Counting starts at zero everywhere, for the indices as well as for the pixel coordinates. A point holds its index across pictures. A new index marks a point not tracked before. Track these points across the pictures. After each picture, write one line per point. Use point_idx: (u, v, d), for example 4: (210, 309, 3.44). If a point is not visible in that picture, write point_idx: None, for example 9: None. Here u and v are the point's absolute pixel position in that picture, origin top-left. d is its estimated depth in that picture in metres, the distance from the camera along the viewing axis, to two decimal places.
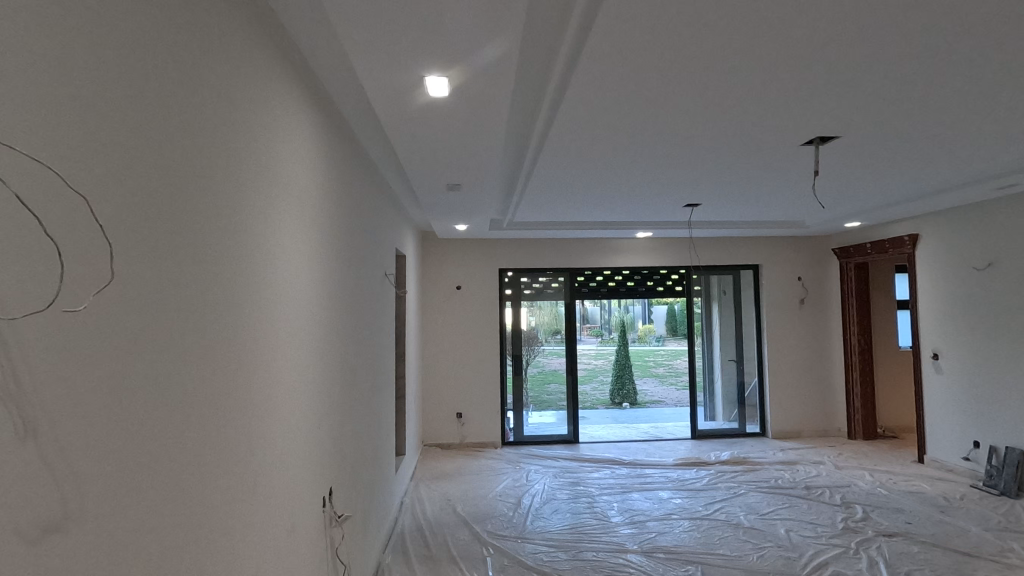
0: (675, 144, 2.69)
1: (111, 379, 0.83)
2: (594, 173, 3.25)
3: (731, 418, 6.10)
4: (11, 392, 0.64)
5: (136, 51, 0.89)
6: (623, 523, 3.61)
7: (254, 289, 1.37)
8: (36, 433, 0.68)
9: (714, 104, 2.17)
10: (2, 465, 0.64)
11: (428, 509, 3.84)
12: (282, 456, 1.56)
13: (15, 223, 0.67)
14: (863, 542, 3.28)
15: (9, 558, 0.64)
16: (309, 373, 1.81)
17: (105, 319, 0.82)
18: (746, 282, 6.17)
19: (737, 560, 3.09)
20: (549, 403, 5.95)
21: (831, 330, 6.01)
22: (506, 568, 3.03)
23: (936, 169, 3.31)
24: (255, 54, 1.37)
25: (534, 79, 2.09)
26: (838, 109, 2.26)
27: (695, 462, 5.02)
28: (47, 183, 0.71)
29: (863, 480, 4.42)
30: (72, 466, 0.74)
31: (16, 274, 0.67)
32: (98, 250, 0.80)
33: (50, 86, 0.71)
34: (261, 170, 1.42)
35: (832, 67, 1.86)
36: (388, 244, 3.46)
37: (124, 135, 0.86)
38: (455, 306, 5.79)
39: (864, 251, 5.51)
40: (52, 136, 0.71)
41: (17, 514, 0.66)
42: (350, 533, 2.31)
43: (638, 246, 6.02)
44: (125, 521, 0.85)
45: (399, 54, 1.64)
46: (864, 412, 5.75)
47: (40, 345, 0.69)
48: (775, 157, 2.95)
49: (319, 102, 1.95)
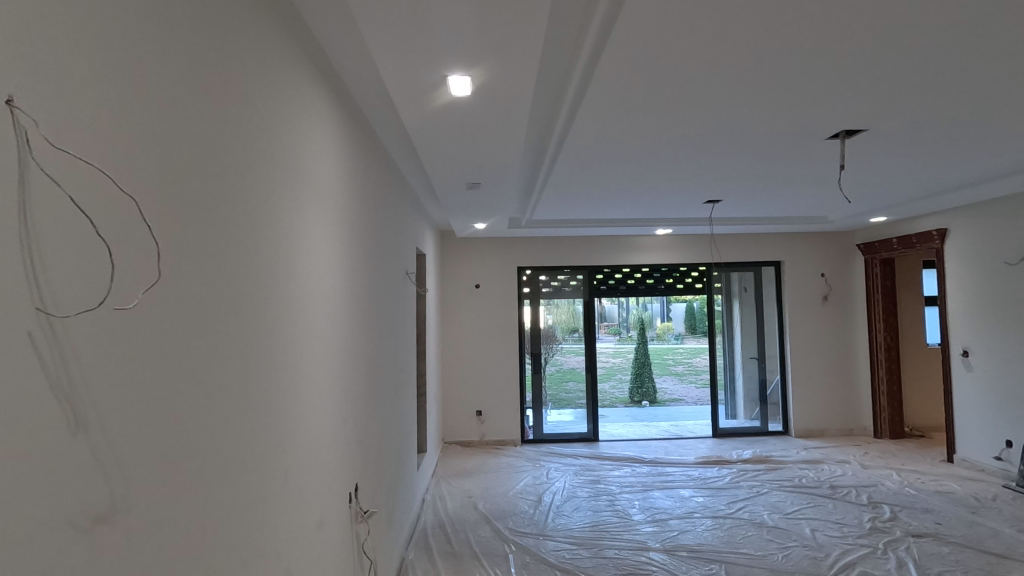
0: (699, 138, 2.65)
1: (153, 376, 0.85)
2: (615, 170, 3.23)
3: (753, 417, 6.02)
4: (63, 386, 0.67)
5: (171, 53, 0.91)
6: (645, 521, 3.60)
7: (284, 288, 1.40)
8: (86, 428, 0.71)
9: (739, 96, 2.14)
10: (59, 459, 0.67)
11: (450, 506, 3.88)
12: (310, 451, 1.58)
13: (70, 224, 0.70)
14: (892, 543, 3.23)
15: (64, 547, 0.67)
16: (335, 372, 1.84)
17: (152, 319, 0.85)
18: (768, 279, 6.07)
19: (763, 559, 3.06)
20: (568, 401, 5.93)
21: (856, 327, 5.90)
22: (528, 565, 3.03)
23: (967, 161, 3.23)
24: (284, 56, 1.40)
25: (555, 75, 2.08)
26: (866, 101, 2.22)
27: (717, 460, 4.97)
28: (94, 183, 0.73)
29: (890, 480, 4.34)
30: (120, 459, 0.77)
31: (75, 273, 0.70)
32: (146, 248, 0.84)
33: (93, 91, 0.73)
34: (288, 170, 1.43)
35: (862, 56, 1.82)
36: (409, 243, 3.51)
37: (163, 136, 0.88)
38: (474, 305, 5.82)
39: (890, 246, 5.40)
40: (96, 136, 0.74)
41: (71, 505, 0.68)
42: (375, 528, 2.36)
43: (658, 244, 5.98)
44: (164, 513, 0.87)
45: (424, 53, 1.65)
46: (891, 410, 5.64)
47: (92, 343, 0.72)
48: (801, 151, 2.90)
49: (343, 103, 1.98)
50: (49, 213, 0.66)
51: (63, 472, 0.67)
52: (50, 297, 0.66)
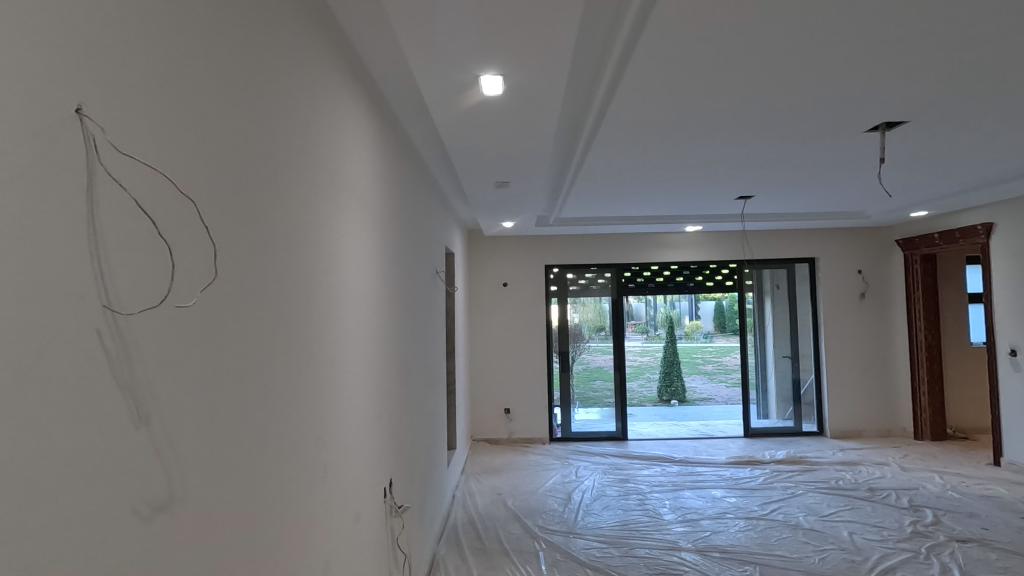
0: (732, 131, 2.59)
1: (206, 369, 0.88)
2: (645, 167, 3.21)
3: (786, 417, 5.90)
4: (127, 381, 0.70)
5: (220, 60, 0.94)
6: (675, 521, 3.57)
7: (322, 289, 1.43)
8: (147, 422, 0.74)
9: (778, 86, 2.08)
10: (123, 450, 0.70)
11: (480, 502, 3.91)
12: (346, 447, 1.61)
13: (136, 225, 0.73)
14: (935, 547, 3.13)
15: (129, 533, 0.71)
16: (369, 369, 1.86)
17: (207, 317, 0.89)
18: (802, 276, 5.93)
19: (798, 561, 3.01)
20: (596, 400, 5.91)
21: (895, 325, 5.73)
22: (557, 562, 3.04)
23: (1014, 153, 3.10)
24: (322, 61, 1.43)
25: (586, 71, 2.06)
26: (909, 91, 2.15)
27: (749, 461, 4.89)
28: (155, 186, 0.77)
29: (932, 483, 4.20)
30: (176, 449, 0.80)
31: (141, 272, 0.74)
32: (201, 249, 0.88)
33: (152, 97, 0.77)
34: (325, 169, 1.45)
35: (908, 43, 1.75)
36: (439, 242, 3.56)
37: (214, 138, 0.92)
38: (501, 304, 5.84)
39: (931, 242, 5.22)
40: (157, 142, 0.78)
41: (135, 494, 0.72)
42: (409, 523, 2.40)
43: (687, 240, 5.89)
44: (215, 503, 0.91)
45: (457, 54, 1.67)
46: (932, 411, 5.46)
47: (154, 336, 0.76)
48: (836, 145, 2.84)
49: (376, 104, 2.01)
50: (117, 216, 0.70)
51: (125, 461, 0.70)
52: (115, 295, 0.69)
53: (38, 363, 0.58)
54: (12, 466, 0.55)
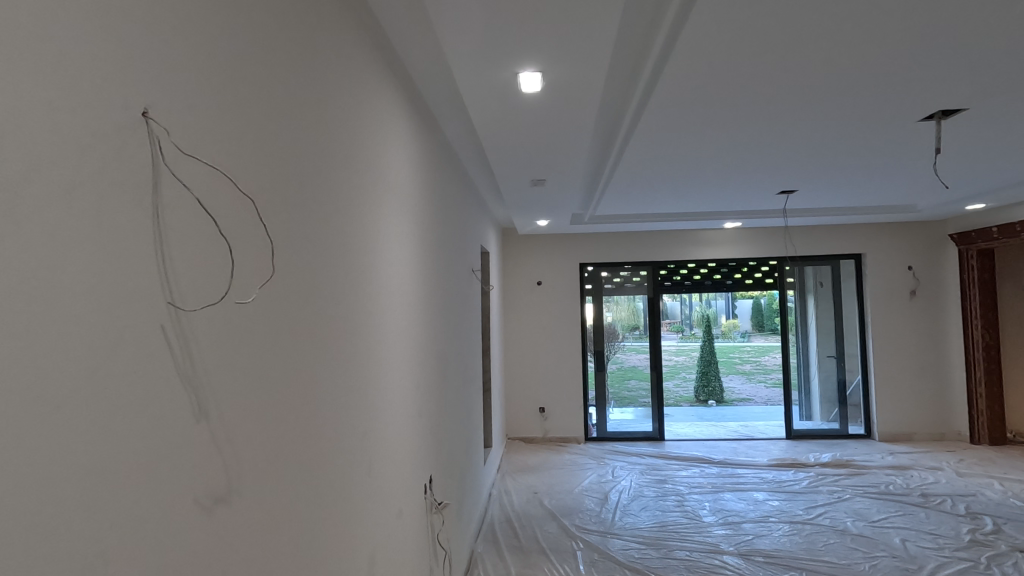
0: (776, 122, 2.50)
1: (259, 364, 0.90)
2: (684, 162, 3.15)
3: (831, 418, 5.71)
4: (188, 375, 0.73)
5: (272, 64, 0.96)
6: (716, 523, 3.50)
7: (367, 286, 1.45)
8: (207, 416, 0.77)
9: (827, 75, 1.99)
10: (187, 445, 0.73)
11: (516, 501, 3.91)
12: (389, 442, 1.63)
13: (198, 223, 0.76)
14: (996, 557, 2.98)
15: (190, 522, 0.73)
16: (410, 365, 1.89)
17: (263, 313, 0.92)
18: (847, 273, 5.73)
19: (846, 568, 2.90)
20: (631, 400, 5.83)
21: (949, 323, 5.47)
22: (595, 562, 3.02)
23: None
24: (367, 65, 1.47)
25: (625, 64, 2.02)
26: (971, 77, 2.03)
27: (792, 462, 4.76)
28: (215, 185, 0.79)
29: (991, 490, 3.99)
30: (233, 442, 0.83)
31: (203, 268, 0.77)
32: (257, 247, 0.90)
33: (213, 100, 0.79)
34: (370, 168, 1.48)
35: (972, 26, 1.65)
36: (474, 240, 3.57)
37: (266, 140, 0.94)
38: (536, 303, 5.82)
39: (989, 236, 4.93)
40: (217, 144, 0.80)
41: (195, 485, 0.74)
42: (449, 520, 2.43)
43: (725, 237, 5.73)
44: (266, 495, 0.92)
45: (498, 53, 1.67)
46: (990, 414, 5.18)
47: (214, 330, 0.78)
48: (888, 135, 2.72)
49: (416, 105, 2.03)
50: (182, 215, 0.73)
51: (186, 455, 0.72)
52: (179, 293, 0.72)
53: (107, 361, 0.60)
54: (70, 467, 0.55)
